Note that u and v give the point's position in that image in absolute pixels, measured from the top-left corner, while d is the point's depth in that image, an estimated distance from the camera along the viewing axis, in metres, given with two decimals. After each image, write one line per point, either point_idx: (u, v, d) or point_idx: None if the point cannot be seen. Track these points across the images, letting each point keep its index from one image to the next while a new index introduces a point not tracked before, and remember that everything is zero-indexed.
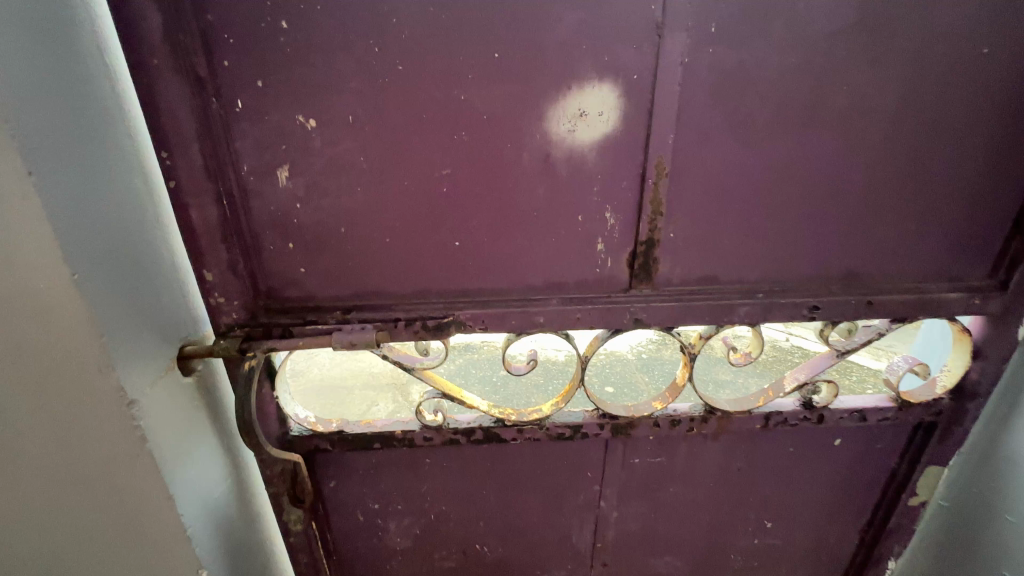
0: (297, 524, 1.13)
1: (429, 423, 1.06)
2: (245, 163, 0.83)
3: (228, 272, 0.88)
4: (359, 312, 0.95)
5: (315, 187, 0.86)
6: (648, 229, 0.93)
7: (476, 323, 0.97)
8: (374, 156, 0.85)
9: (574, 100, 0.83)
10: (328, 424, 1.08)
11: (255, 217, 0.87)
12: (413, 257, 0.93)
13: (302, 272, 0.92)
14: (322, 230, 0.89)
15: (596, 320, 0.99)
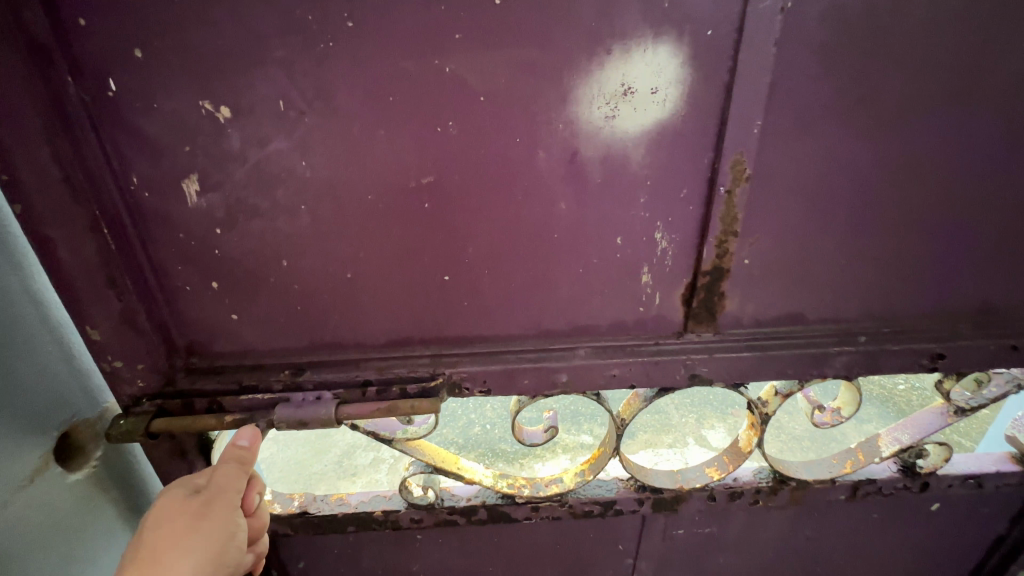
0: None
1: (417, 500, 0.83)
2: (134, 173, 0.57)
3: (125, 328, 0.62)
4: (314, 372, 0.69)
5: (240, 206, 0.60)
6: (715, 255, 0.66)
7: (474, 384, 0.71)
8: (322, 161, 0.58)
9: (616, 70, 0.55)
10: (289, 502, 0.83)
11: (159, 248, 0.61)
12: (386, 297, 0.67)
13: (234, 321, 0.66)
14: (256, 265, 0.63)
15: (639, 376, 0.73)
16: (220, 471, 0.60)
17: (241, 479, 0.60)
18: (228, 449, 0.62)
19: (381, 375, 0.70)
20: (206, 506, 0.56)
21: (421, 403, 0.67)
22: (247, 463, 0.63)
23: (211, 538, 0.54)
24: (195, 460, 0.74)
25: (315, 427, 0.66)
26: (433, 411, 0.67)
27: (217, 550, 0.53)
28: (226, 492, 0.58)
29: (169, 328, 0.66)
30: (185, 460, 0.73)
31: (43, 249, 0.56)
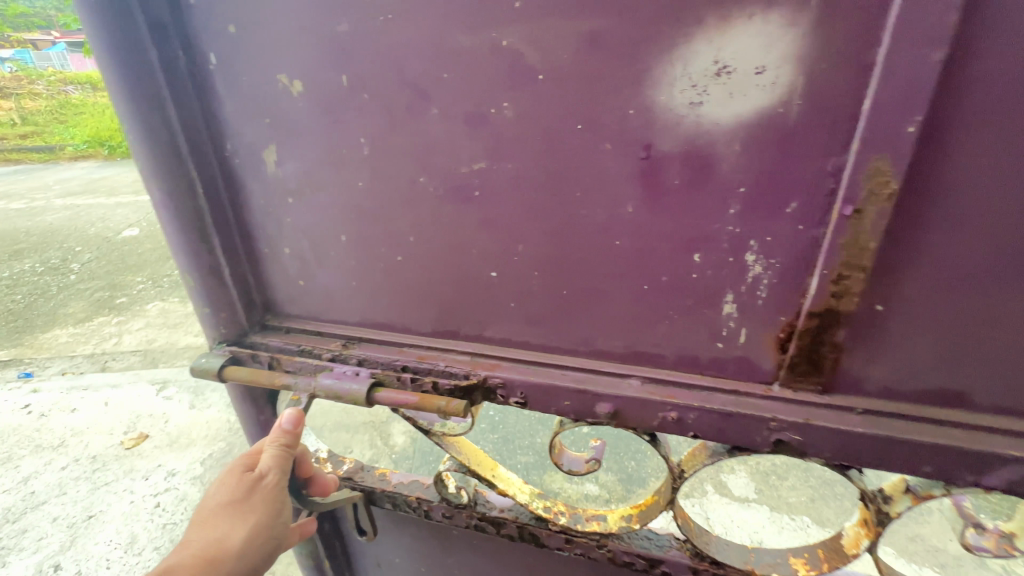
0: (309, 564, 0.97)
1: (450, 496, 0.81)
2: (228, 140, 0.62)
3: (213, 279, 0.69)
4: (362, 347, 0.70)
5: (307, 179, 0.62)
6: (831, 294, 0.49)
7: (511, 394, 0.65)
8: (378, 138, 0.57)
9: (709, 45, 0.44)
10: (341, 465, 0.88)
11: (245, 211, 0.67)
12: (432, 284, 0.64)
13: (301, 287, 0.71)
14: (318, 237, 0.65)
15: (706, 427, 0.59)
16: (269, 449, 0.65)
17: (286, 461, 0.65)
18: (276, 429, 0.65)
19: (420, 365, 0.67)
20: (256, 486, 0.63)
21: (449, 402, 0.61)
22: (292, 442, 0.66)
23: (261, 515, 0.62)
24: (262, 407, 0.81)
25: (347, 401, 0.65)
26: (459, 413, 0.60)
27: (266, 525, 0.62)
28: (271, 473, 0.64)
29: (250, 284, 0.73)
30: (253, 406, 0.80)
31: (156, 202, 0.64)
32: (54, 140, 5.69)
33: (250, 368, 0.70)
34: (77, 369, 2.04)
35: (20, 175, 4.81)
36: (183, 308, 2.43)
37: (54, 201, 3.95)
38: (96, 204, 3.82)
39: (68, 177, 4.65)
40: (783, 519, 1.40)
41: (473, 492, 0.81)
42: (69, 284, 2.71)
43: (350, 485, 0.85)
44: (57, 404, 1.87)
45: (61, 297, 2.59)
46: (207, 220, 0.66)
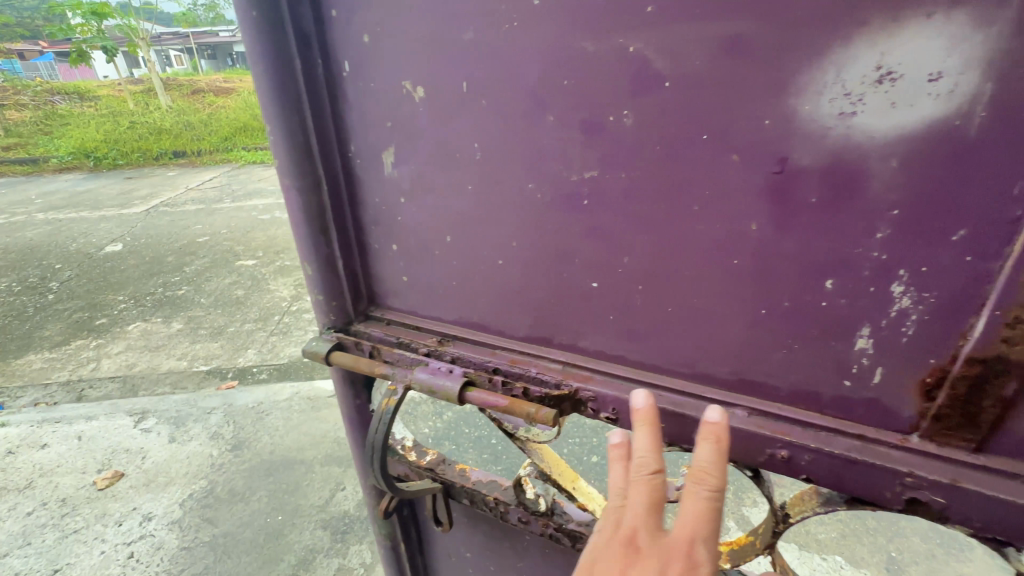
0: (385, 541, 1.01)
1: (529, 502, 0.80)
2: (352, 142, 0.68)
3: (327, 269, 0.75)
4: (457, 345, 0.73)
5: (420, 180, 0.65)
6: (1002, 340, 0.41)
7: (602, 409, 0.63)
8: (494, 143, 0.58)
9: (869, 49, 0.39)
10: (423, 457, 0.90)
11: (361, 207, 0.72)
12: (532, 289, 0.65)
13: (404, 282, 0.75)
14: (427, 236, 0.69)
15: (824, 474, 0.53)
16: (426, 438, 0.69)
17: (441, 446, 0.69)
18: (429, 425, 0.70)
19: (512, 369, 0.68)
20: None
21: (537, 410, 0.61)
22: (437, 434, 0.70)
23: None
24: (359, 390, 0.85)
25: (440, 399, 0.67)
26: (548, 423, 0.60)
27: None
28: None
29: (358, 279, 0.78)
30: (351, 389, 0.85)
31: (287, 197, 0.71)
32: (90, 167, 5.90)
33: (354, 355, 0.76)
34: (50, 399, 1.92)
35: (69, 192, 4.97)
36: (164, 329, 2.30)
37: (93, 213, 4.15)
38: (150, 218, 3.93)
39: (106, 193, 4.78)
40: (814, 560, 1.45)
41: (551, 500, 0.81)
42: (50, 304, 2.64)
43: (432, 476, 0.86)
44: (27, 439, 1.67)
45: (39, 321, 2.48)
46: (329, 217, 0.72)
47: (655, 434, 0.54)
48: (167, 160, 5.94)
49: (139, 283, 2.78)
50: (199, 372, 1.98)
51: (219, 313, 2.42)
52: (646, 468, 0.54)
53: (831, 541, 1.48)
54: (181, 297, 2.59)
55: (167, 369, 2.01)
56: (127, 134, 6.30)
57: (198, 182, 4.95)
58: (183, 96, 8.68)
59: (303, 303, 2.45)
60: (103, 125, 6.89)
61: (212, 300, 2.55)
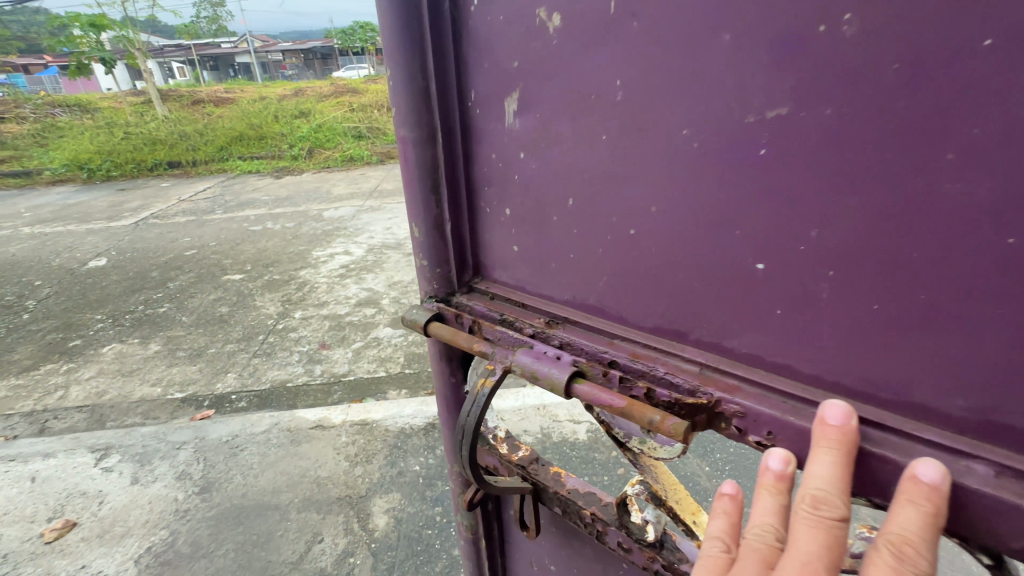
0: (467, 534, 0.81)
1: (633, 527, 0.57)
2: (472, 85, 0.50)
3: (434, 234, 0.57)
4: (565, 328, 0.50)
5: (544, 132, 0.45)
6: None
7: (752, 430, 0.38)
8: (654, 72, 0.37)
9: None
10: (515, 451, 0.69)
11: (477, 167, 0.53)
12: (663, 272, 0.41)
13: (515, 254, 0.54)
14: (541, 201, 0.48)
15: None
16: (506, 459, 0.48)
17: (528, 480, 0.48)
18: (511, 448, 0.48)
19: (632, 366, 0.44)
20: None
21: (663, 416, 0.39)
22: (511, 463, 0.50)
23: None
24: (455, 368, 0.64)
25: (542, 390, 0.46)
26: (674, 438, 0.38)
27: None
28: None
29: (466, 249, 0.58)
30: (446, 366, 0.64)
31: (400, 151, 0.55)
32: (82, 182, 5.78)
33: (454, 328, 0.56)
34: (10, 430, 1.71)
35: (56, 206, 4.83)
36: (142, 352, 2.11)
37: (76, 228, 3.98)
38: (136, 231, 3.76)
39: (95, 206, 4.63)
40: None
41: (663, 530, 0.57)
42: (23, 324, 2.45)
43: (520, 475, 0.65)
44: None
45: (9, 342, 2.29)
46: (443, 173, 0.54)
47: (843, 459, 0.33)
48: (163, 173, 5.86)
49: (119, 300, 2.60)
50: (173, 400, 1.79)
51: (200, 333, 2.23)
52: (819, 504, 0.35)
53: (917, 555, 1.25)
54: (161, 315, 2.41)
55: (139, 398, 1.82)
56: (124, 144, 6.16)
57: (191, 194, 4.81)
58: (179, 108, 8.59)
59: (290, 321, 2.27)
60: (98, 137, 6.78)
61: (196, 318, 2.36)
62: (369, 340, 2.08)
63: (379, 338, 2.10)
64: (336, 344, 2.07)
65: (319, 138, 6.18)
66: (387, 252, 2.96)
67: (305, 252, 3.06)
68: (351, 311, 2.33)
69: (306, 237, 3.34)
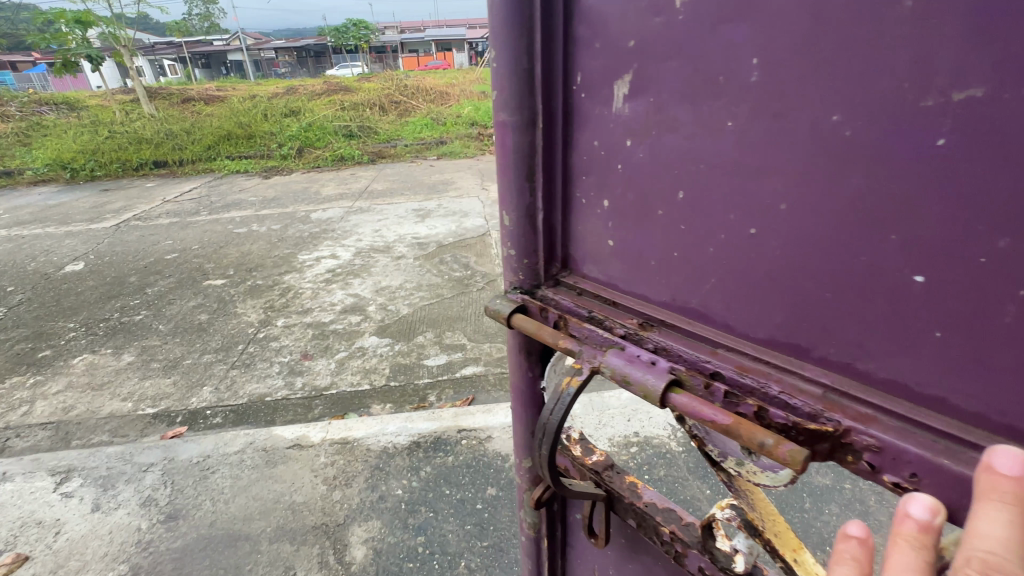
0: (529, 533, 0.74)
1: (719, 554, 0.52)
2: (578, 67, 0.45)
3: (524, 225, 0.53)
4: (661, 334, 0.45)
5: (656, 113, 0.40)
6: None
7: (889, 471, 0.33)
8: (803, 51, 0.31)
9: None
10: (589, 454, 0.64)
11: (574, 155, 0.48)
12: (790, 278, 0.36)
13: (608, 250, 0.48)
14: (644, 190, 0.43)
15: None
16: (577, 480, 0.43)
17: None
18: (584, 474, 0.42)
19: (739, 381, 0.39)
20: None
21: (777, 440, 0.34)
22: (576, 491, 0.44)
23: None
24: (534, 364, 0.60)
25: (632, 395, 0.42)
26: (791, 467, 0.33)
27: None
28: None
29: (555, 242, 0.53)
30: (524, 360, 0.60)
31: (496, 138, 0.51)
32: (62, 181, 5.63)
33: (538, 321, 0.53)
34: None
35: (32, 206, 4.69)
36: (114, 363, 2.01)
37: (51, 230, 3.85)
38: (115, 233, 3.64)
39: (73, 207, 4.49)
40: None
41: (753, 562, 0.52)
42: None
43: (594, 480, 0.61)
44: None
45: None
46: (538, 161, 0.50)
47: None
48: (148, 173, 5.73)
49: (93, 307, 2.49)
50: (144, 416, 1.70)
51: (177, 342, 2.13)
52: (988, 572, 0.29)
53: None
54: (137, 323, 2.30)
55: (108, 414, 1.72)
56: (108, 142, 6.02)
57: (175, 194, 4.69)
58: (167, 106, 8.43)
59: (272, 329, 2.17)
60: (80, 135, 6.62)
61: (174, 326, 2.26)
62: (353, 350, 1.99)
63: (364, 347, 2.01)
64: (319, 354, 1.98)
65: (309, 137, 6.06)
66: (374, 256, 2.86)
67: (290, 256, 2.96)
68: (336, 318, 2.24)
69: (291, 240, 3.23)
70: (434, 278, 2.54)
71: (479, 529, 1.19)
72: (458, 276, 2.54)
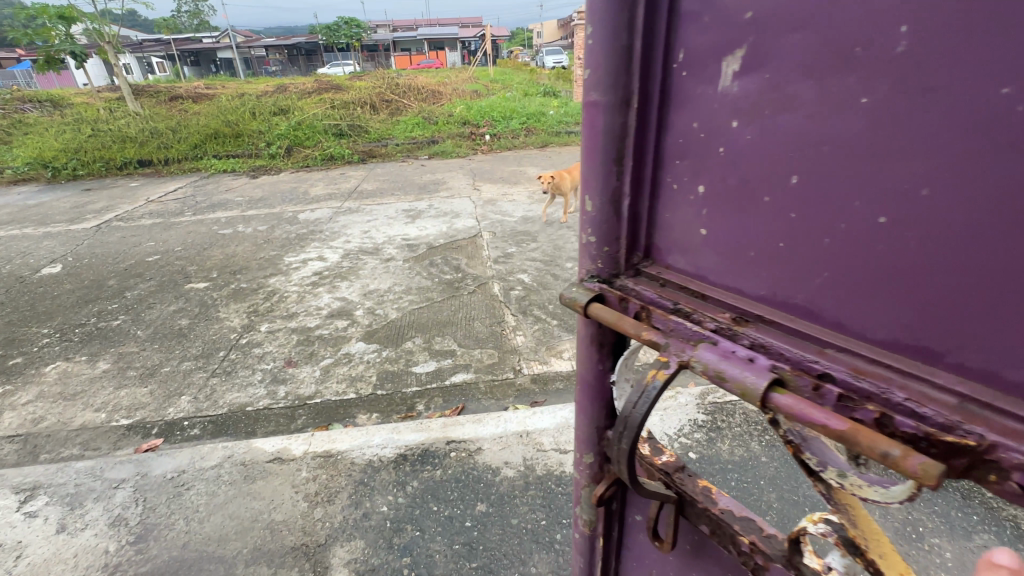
0: (583, 531, 0.72)
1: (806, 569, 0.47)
2: (680, 43, 0.40)
3: (608, 212, 0.49)
4: (762, 331, 0.40)
5: (772, 91, 0.35)
6: None
7: None
8: (967, 11, 0.26)
9: None
10: (658, 454, 0.63)
11: (666, 136, 0.44)
12: (930, 278, 0.31)
13: (700, 240, 0.44)
14: (749, 176, 0.38)
15: None
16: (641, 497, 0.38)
17: None
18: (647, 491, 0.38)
19: (854, 384, 0.35)
20: None
21: (905, 452, 0.30)
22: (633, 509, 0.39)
23: None
24: (605, 355, 0.57)
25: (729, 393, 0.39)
26: (923, 481, 0.30)
27: None
28: None
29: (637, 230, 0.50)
30: (596, 351, 0.57)
31: (584, 118, 0.48)
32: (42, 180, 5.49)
33: (616, 312, 0.49)
34: None
35: (9, 206, 4.56)
36: (89, 371, 1.93)
37: (28, 231, 3.73)
38: (94, 234, 3.53)
39: (51, 207, 4.37)
40: None
41: None
42: None
43: (664, 481, 0.59)
44: None
45: None
46: (627, 143, 0.46)
47: None
48: (131, 172, 5.60)
49: (69, 312, 2.40)
50: (118, 428, 1.62)
51: (156, 349, 2.05)
52: None
53: (981, 549, 1.07)
54: (115, 329, 2.22)
55: (81, 426, 1.64)
56: (91, 141, 5.89)
57: (159, 194, 4.58)
58: (154, 104, 8.29)
59: (255, 335, 2.10)
60: (63, 134, 6.47)
61: (153, 332, 2.18)
62: (339, 356, 1.92)
63: (350, 353, 1.94)
64: (303, 361, 1.91)
65: (298, 136, 5.95)
66: (363, 258, 2.79)
67: (276, 258, 2.88)
68: (322, 323, 2.17)
69: (278, 242, 3.15)
70: (424, 281, 2.47)
71: (468, 549, 1.13)
72: (448, 279, 2.48)
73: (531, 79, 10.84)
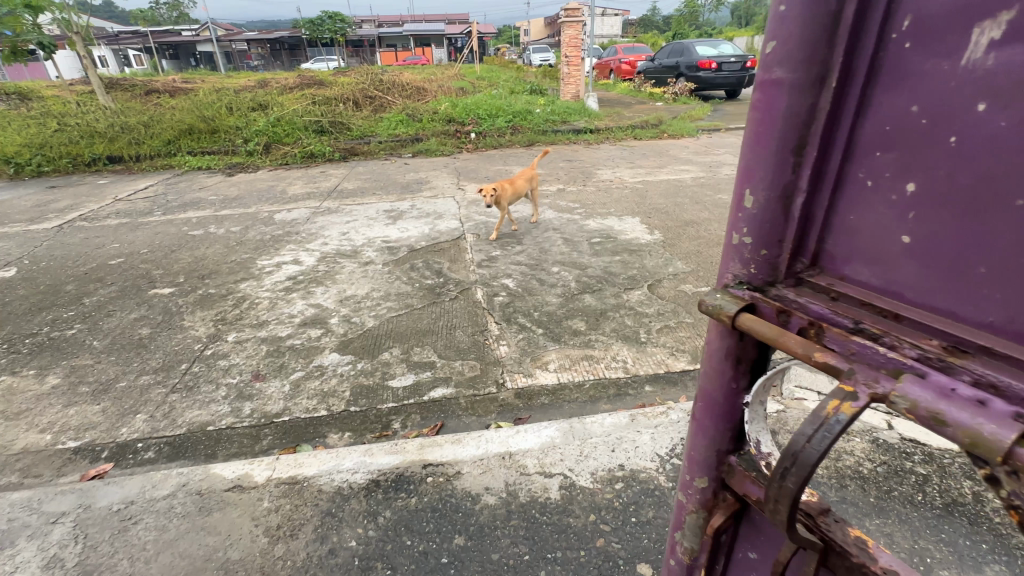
0: (682, 559, 0.67)
1: None
2: (908, 9, 0.36)
3: (778, 207, 0.47)
4: (983, 365, 0.35)
5: None
6: None
7: None
8: None
9: None
10: None
11: (867, 123, 0.40)
12: None
13: (899, 247, 0.40)
14: (990, 172, 0.34)
15: None
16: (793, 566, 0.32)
17: None
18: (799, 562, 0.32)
19: None
20: None
21: None
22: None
23: None
24: (742, 373, 0.54)
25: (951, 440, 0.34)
26: None
27: None
28: None
29: (808, 232, 0.46)
30: (730, 368, 0.54)
31: (760, 100, 0.46)
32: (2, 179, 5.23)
33: (776, 326, 0.46)
34: None
35: None
36: (36, 387, 1.78)
37: None
38: (53, 236, 3.34)
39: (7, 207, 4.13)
40: None
41: None
42: None
43: (807, 525, 0.51)
44: None
45: None
46: (815, 130, 0.43)
47: None
48: (99, 169, 5.37)
49: (19, 320, 2.24)
50: (63, 451, 1.49)
51: (113, 362, 1.91)
52: None
53: None
54: (68, 339, 2.06)
55: (21, 449, 1.50)
56: (56, 137, 5.63)
57: (128, 194, 4.33)
58: (128, 98, 8.02)
59: (222, 346, 1.97)
60: (27, 129, 6.18)
61: (110, 342, 2.03)
62: (311, 370, 1.80)
63: (324, 366, 1.82)
64: (272, 374, 1.79)
65: (277, 133, 5.74)
66: (340, 262, 2.67)
67: (247, 262, 2.73)
68: (294, 332, 2.04)
69: (251, 244, 3.00)
70: (403, 287, 2.36)
71: None
72: (429, 284, 2.36)
73: (519, 78, 10.70)
